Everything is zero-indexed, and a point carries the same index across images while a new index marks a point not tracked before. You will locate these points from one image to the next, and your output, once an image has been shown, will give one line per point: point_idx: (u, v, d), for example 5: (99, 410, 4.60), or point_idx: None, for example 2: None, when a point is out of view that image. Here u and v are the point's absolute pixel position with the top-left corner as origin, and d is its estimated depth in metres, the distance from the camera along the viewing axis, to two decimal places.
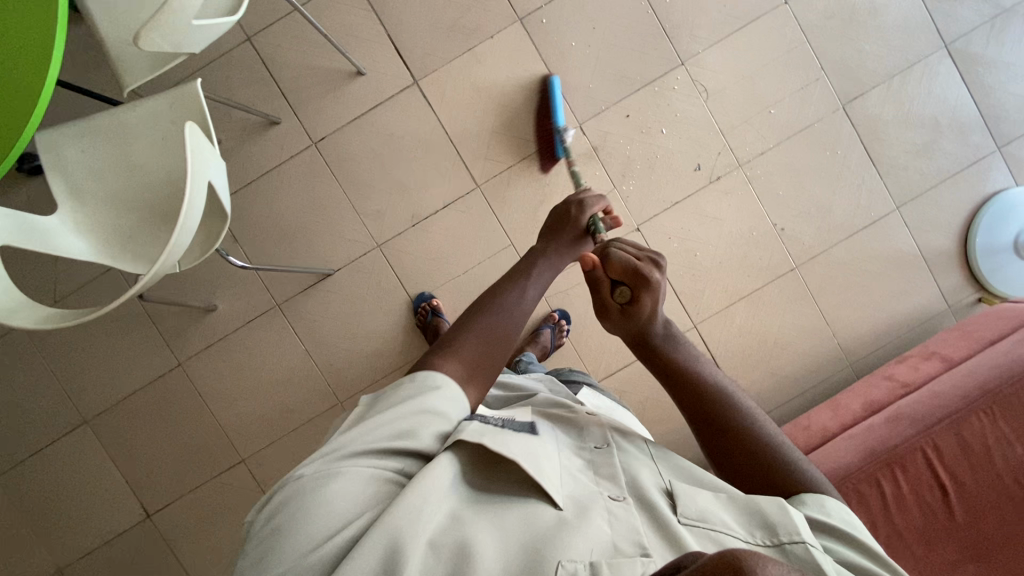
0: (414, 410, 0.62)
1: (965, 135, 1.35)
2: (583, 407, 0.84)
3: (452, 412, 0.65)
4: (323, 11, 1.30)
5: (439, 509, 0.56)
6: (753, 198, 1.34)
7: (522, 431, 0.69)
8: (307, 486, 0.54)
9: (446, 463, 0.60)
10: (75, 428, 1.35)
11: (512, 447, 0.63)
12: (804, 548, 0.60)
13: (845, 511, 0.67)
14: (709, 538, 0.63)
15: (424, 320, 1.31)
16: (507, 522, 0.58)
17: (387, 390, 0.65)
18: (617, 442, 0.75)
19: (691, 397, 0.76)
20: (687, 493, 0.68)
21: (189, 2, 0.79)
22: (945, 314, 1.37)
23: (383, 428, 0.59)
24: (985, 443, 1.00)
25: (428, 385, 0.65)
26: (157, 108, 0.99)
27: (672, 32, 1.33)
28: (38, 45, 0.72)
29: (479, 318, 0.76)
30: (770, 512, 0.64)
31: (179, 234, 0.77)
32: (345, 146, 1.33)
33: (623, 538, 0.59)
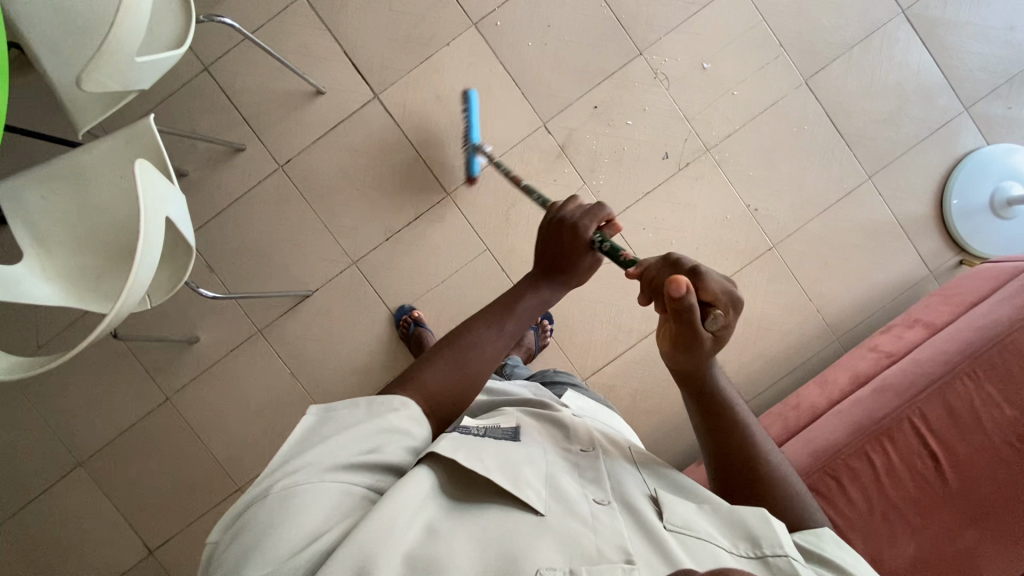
0: (377, 427, 0.60)
1: (930, 99, 1.35)
2: (567, 410, 0.84)
3: (414, 431, 0.64)
4: (276, 34, 1.30)
5: (413, 524, 0.55)
6: (724, 182, 1.34)
7: (503, 439, 0.69)
8: (271, 506, 0.52)
9: (422, 479, 0.59)
10: (69, 472, 1.35)
11: (486, 461, 0.62)
12: (786, 562, 0.59)
13: (835, 539, 0.65)
14: (693, 543, 0.62)
15: (407, 332, 1.30)
16: (487, 535, 0.57)
17: (342, 406, 0.63)
18: (604, 448, 0.75)
19: (718, 426, 0.72)
20: (671, 500, 0.67)
21: (129, 37, 0.78)
22: (928, 279, 1.36)
23: (345, 445, 0.58)
24: (972, 406, 1.00)
25: (387, 404, 0.63)
26: (115, 149, 0.98)
27: (627, 23, 1.32)
28: None
29: (447, 352, 0.72)
30: (752, 523, 0.63)
31: (138, 271, 0.77)
32: (312, 166, 1.32)
33: (607, 543, 0.59)
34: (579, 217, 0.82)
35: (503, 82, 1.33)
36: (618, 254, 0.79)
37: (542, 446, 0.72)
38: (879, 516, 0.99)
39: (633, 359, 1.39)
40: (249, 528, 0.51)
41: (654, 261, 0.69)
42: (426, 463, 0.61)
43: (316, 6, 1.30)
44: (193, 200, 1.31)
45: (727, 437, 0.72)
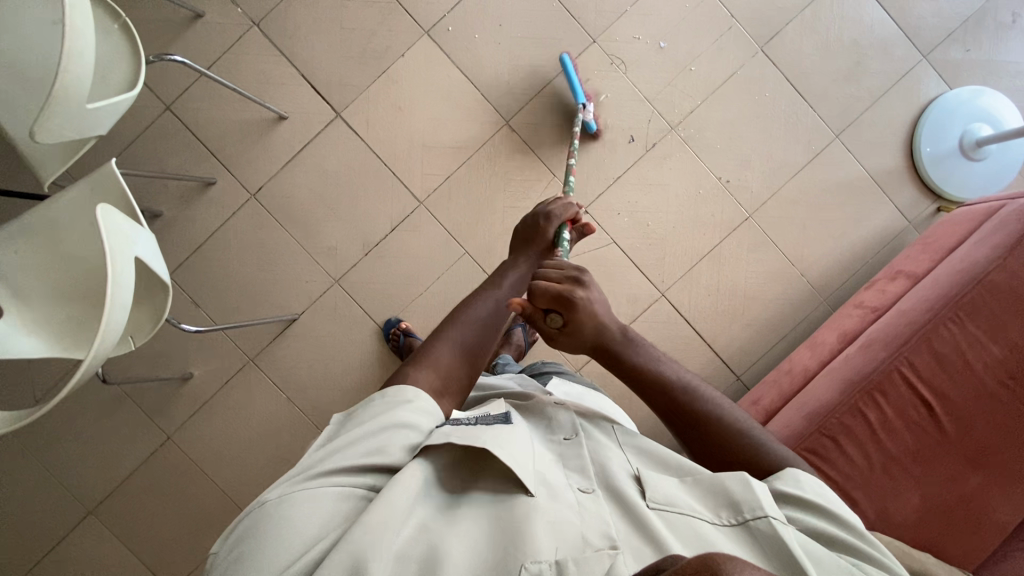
0: (384, 425, 0.61)
1: (888, 51, 1.35)
2: (546, 397, 0.84)
3: (423, 424, 0.64)
4: (232, 66, 1.31)
5: (405, 522, 0.55)
6: (692, 158, 1.34)
7: (496, 423, 0.70)
8: (278, 507, 0.53)
9: (415, 475, 0.58)
10: (81, 520, 1.35)
11: (482, 436, 0.63)
12: (766, 523, 0.60)
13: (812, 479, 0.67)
14: (678, 521, 0.62)
15: (397, 344, 1.31)
16: (470, 532, 0.57)
17: (357, 408, 0.65)
18: (585, 432, 0.75)
19: (659, 396, 0.73)
20: (654, 479, 0.67)
21: (76, 85, 0.80)
22: (908, 230, 1.36)
23: (354, 443, 0.59)
24: (958, 348, 0.99)
25: (397, 399, 0.64)
26: (83, 196, 1.01)
27: (577, 12, 1.33)
28: None
29: (454, 330, 0.75)
30: (733, 489, 0.64)
31: (110, 314, 0.78)
32: (283, 191, 1.33)
33: (591, 528, 0.59)
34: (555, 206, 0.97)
35: (462, 85, 1.33)
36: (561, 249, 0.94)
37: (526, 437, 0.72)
38: (880, 471, 0.99)
39: None
40: (256, 530, 0.53)
41: None
42: (420, 457, 0.61)
43: (268, 33, 1.31)
44: (170, 239, 1.32)
45: (658, 392, 0.73)
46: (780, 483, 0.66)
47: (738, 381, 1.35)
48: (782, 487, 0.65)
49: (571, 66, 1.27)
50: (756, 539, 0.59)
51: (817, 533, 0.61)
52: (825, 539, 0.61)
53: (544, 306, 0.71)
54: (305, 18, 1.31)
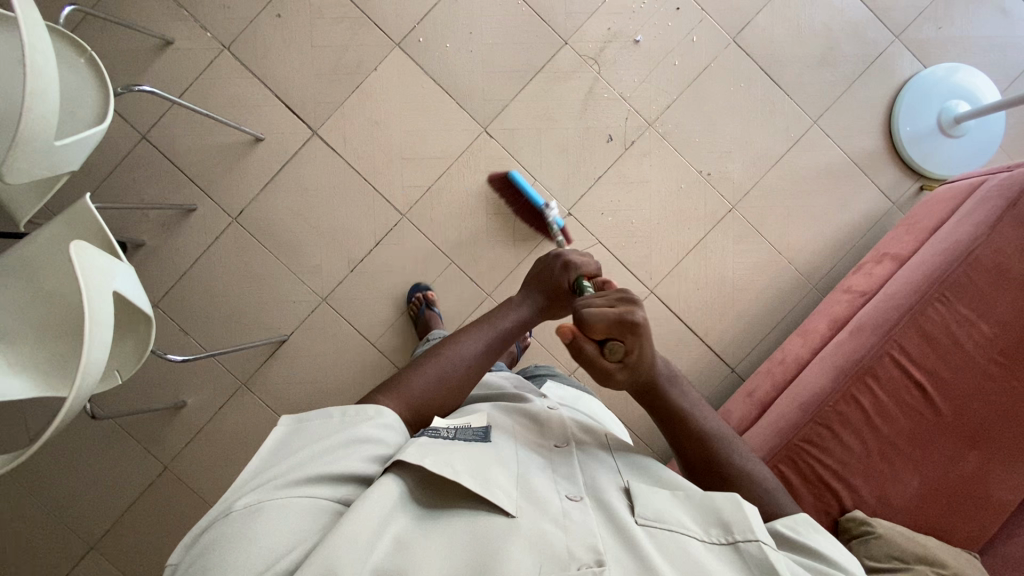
0: (349, 439, 0.63)
1: (860, 33, 1.34)
2: (542, 403, 0.84)
3: (388, 439, 0.66)
4: (204, 91, 1.31)
5: (381, 536, 0.55)
6: (671, 153, 1.34)
7: (474, 440, 0.69)
8: (238, 522, 0.53)
9: (389, 488, 0.59)
10: (82, 557, 1.35)
11: (455, 464, 0.63)
12: (756, 547, 0.60)
13: (811, 523, 0.67)
14: (664, 536, 0.62)
15: (418, 311, 1.30)
16: (451, 549, 0.56)
17: (314, 419, 0.66)
18: (578, 443, 0.76)
19: (680, 432, 0.76)
20: (645, 494, 0.68)
21: (42, 123, 0.79)
22: (892, 211, 1.36)
23: (315, 456, 0.60)
24: (947, 327, 0.99)
25: (362, 413, 0.66)
26: (56, 233, 1.00)
27: (546, 15, 1.32)
28: None
29: (434, 361, 0.76)
30: (724, 509, 0.64)
31: (90, 350, 0.77)
32: (265, 213, 1.33)
33: (577, 542, 0.59)
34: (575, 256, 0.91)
35: (437, 95, 1.33)
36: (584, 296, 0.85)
37: (514, 446, 0.72)
38: (877, 457, 0.98)
39: None
40: (212, 547, 0.52)
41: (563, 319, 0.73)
42: (393, 471, 0.62)
43: (239, 56, 1.31)
44: (154, 268, 1.31)
45: (687, 439, 0.75)
46: (776, 524, 0.67)
47: (732, 374, 1.35)
48: (777, 527, 0.66)
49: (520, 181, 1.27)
50: (743, 560, 0.60)
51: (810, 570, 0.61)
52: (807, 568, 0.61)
53: (601, 338, 0.66)
54: (275, 39, 1.31)
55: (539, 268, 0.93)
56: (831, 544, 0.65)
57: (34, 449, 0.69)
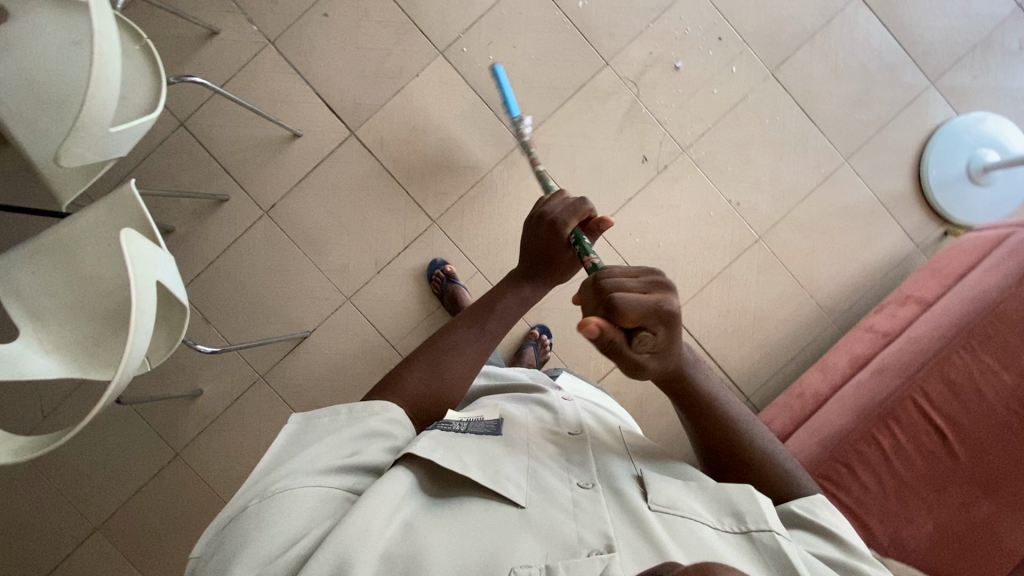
0: (357, 433, 0.64)
1: (896, 76, 1.36)
2: (555, 396, 0.87)
3: (395, 431, 0.67)
4: (247, 84, 1.31)
5: (390, 523, 0.57)
6: (703, 179, 1.35)
7: (485, 433, 0.72)
8: (255, 512, 0.56)
9: (399, 480, 0.61)
10: (85, 538, 1.35)
11: (465, 459, 0.65)
12: (769, 536, 0.63)
13: (823, 506, 0.70)
14: (677, 522, 0.65)
15: (440, 288, 1.30)
16: (462, 534, 0.59)
17: (321, 415, 0.68)
18: (590, 431, 0.78)
19: (708, 422, 0.73)
20: (658, 482, 0.70)
21: (100, 110, 0.80)
22: (916, 254, 1.37)
23: (326, 448, 0.62)
24: (970, 376, 1.00)
25: (368, 408, 0.68)
26: (99, 218, 1.00)
27: (590, 35, 1.34)
28: None
29: (427, 356, 0.77)
30: (738, 499, 0.67)
31: (135, 336, 0.78)
32: (295, 209, 1.33)
33: (588, 529, 0.62)
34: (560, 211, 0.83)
35: (476, 106, 1.34)
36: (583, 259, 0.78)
37: (525, 438, 0.74)
38: (892, 497, 0.99)
39: None
40: (231, 538, 0.55)
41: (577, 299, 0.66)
42: (403, 463, 0.63)
43: (283, 51, 1.32)
44: (182, 255, 1.32)
45: (712, 428, 0.73)
46: (791, 504, 0.70)
47: (747, 403, 1.36)
48: (794, 509, 0.69)
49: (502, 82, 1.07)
50: (756, 549, 0.63)
51: (825, 555, 0.64)
52: (818, 553, 0.65)
53: (628, 327, 0.61)
54: (320, 37, 1.32)
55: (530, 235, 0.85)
56: (842, 524, 0.68)
57: (74, 433, 0.69)
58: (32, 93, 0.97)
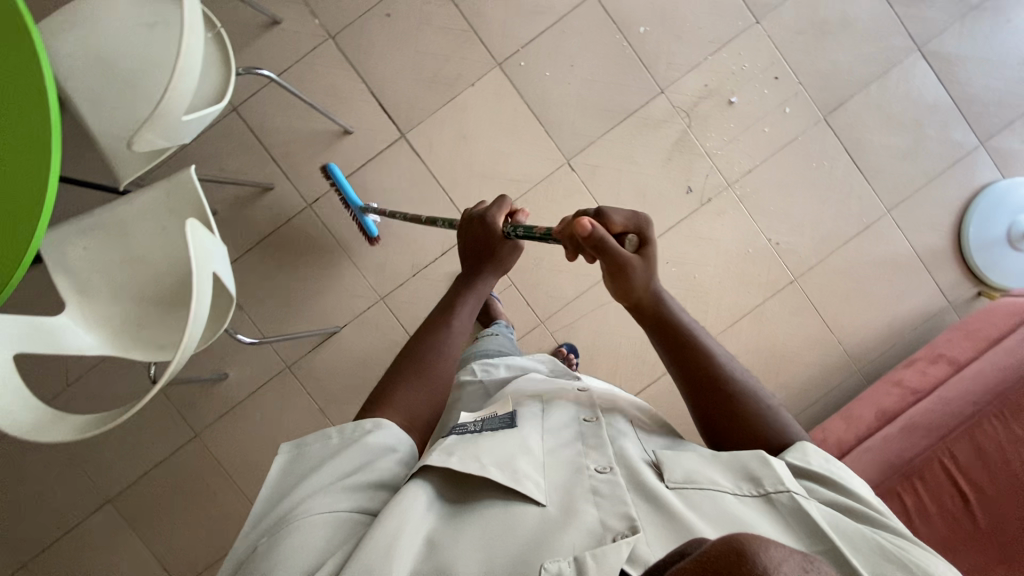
0: (356, 456, 0.65)
1: (947, 133, 1.37)
2: (573, 386, 0.89)
3: (393, 445, 0.68)
4: (303, 76, 1.32)
5: (415, 537, 0.58)
6: (745, 216, 1.36)
7: (501, 428, 0.74)
8: (267, 553, 0.55)
9: (419, 494, 0.62)
10: (100, 506, 1.37)
11: (483, 458, 0.66)
12: (788, 496, 0.62)
13: (822, 454, 0.70)
14: (696, 496, 0.65)
15: None
16: (486, 536, 0.59)
17: (312, 441, 0.67)
18: (606, 418, 0.79)
19: (692, 365, 0.76)
20: (672, 458, 0.70)
21: (175, 100, 0.80)
22: (947, 310, 1.38)
23: (326, 473, 0.62)
24: (999, 445, 1.00)
25: (361, 428, 0.68)
26: (153, 201, 1.00)
27: (649, 62, 1.34)
28: (39, 160, 0.77)
29: (411, 365, 0.78)
30: (753, 465, 0.66)
31: (193, 326, 0.80)
32: (339, 205, 1.34)
33: (609, 512, 0.61)
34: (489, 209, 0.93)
35: (528, 120, 1.34)
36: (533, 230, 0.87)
37: (542, 429, 0.76)
38: None
39: (656, 394, 1.40)
40: None
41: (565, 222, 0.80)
42: (420, 477, 0.65)
43: (342, 47, 1.32)
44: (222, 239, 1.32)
45: (705, 381, 0.75)
46: (787, 457, 0.69)
47: None
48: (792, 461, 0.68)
49: (339, 178, 1.24)
50: (777, 510, 0.62)
51: (842, 506, 0.63)
52: (838, 506, 0.63)
53: (618, 232, 0.76)
54: (381, 37, 1.32)
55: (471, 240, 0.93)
56: (850, 476, 0.68)
57: (132, 412, 0.73)
58: (102, 69, 0.97)
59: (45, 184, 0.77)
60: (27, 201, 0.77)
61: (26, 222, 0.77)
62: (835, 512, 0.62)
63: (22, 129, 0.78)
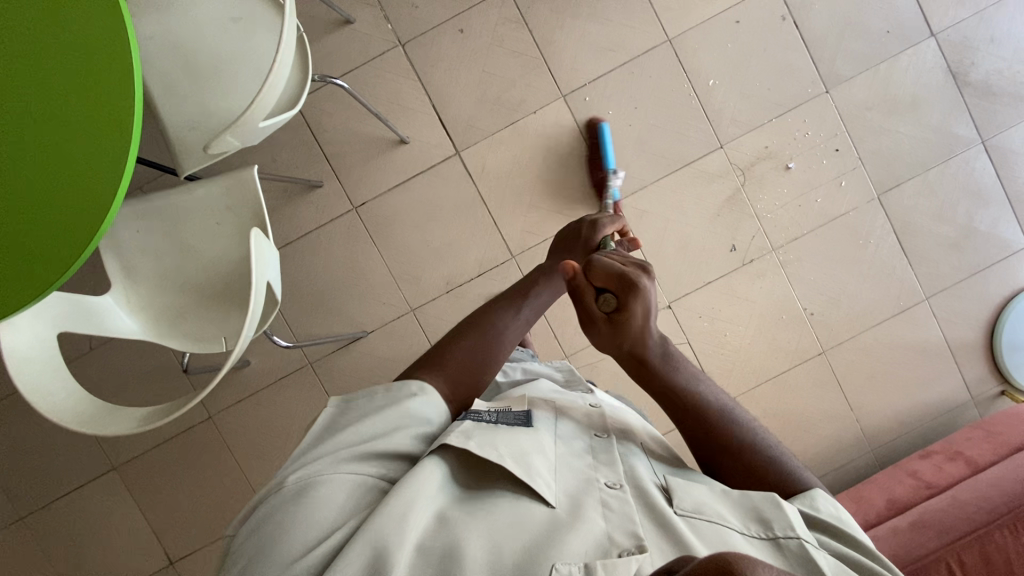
0: (394, 417, 0.65)
1: (998, 230, 1.36)
2: (586, 399, 0.83)
3: (429, 417, 0.68)
4: (368, 80, 1.31)
5: (425, 513, 0.57)
6: (785, 282, 1.36)
7: (516, 424, 0.70)
8: (294, 494, 0.56)
9: (433, 472, 0.61)
10: (107, 472, 1.38)
11: (500, 448, 0.64)
12: (797, 544, 0.59)
13: (830, 500, 0.67)
14: (704, 527, 0.62)
15: None
16: (495, 525, 0.57)
17: (359, 396, 0.69)
18: (619, 438, 0.75)
19: (695, 415, 0.74)
20: (682, 487, 0.67)
21: (263, 104, 0.80)
22: (968, 405, 1.38)
23: (361, 430, 0.63)
24: (1007, 558, 1.01)
25: (405, 391, 0.68)
26: (212, 196, 1.00)
27: (713, 116, 1.33)
28: (120, 139, 0.77)
29: (471, 334, 0.79)
30: (763, 506, 0.64)
31: (243, 338, 0.80)
32: (384, 211, 1.34)
33: (617, 528, 0.59)
34: (603, 217, 0.94)
35: (584, 155, 1.34)
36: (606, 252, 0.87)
37: (555, 431, 0.72)
38: None
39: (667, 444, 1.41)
40: (270, 516, 0.55)
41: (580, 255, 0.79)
42: (436, 454, 0.63)
43: (410, 56, 1.31)
44: None
45: (699, 416, 0.74)
46: (796, 504, 0.66)
47: None
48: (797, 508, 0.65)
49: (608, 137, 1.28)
50: (785, 556, 0.59)
51: (851, 560, 0.60)
52: (847, 561, 0.60)
53: (599, 285, 0.71)
54: (451, 52, 1.32)
55: (565, 233, 0.95)
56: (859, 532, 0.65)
57: (178, 414, 0.76)
58: (178, 51, 0.97)
59: (126, 150, 0.76)
60: (103, 179, 0.77)
61: (100, 201, 0.76)
62: (844, 566, 0.59)
63: (107, 94, 0.77)
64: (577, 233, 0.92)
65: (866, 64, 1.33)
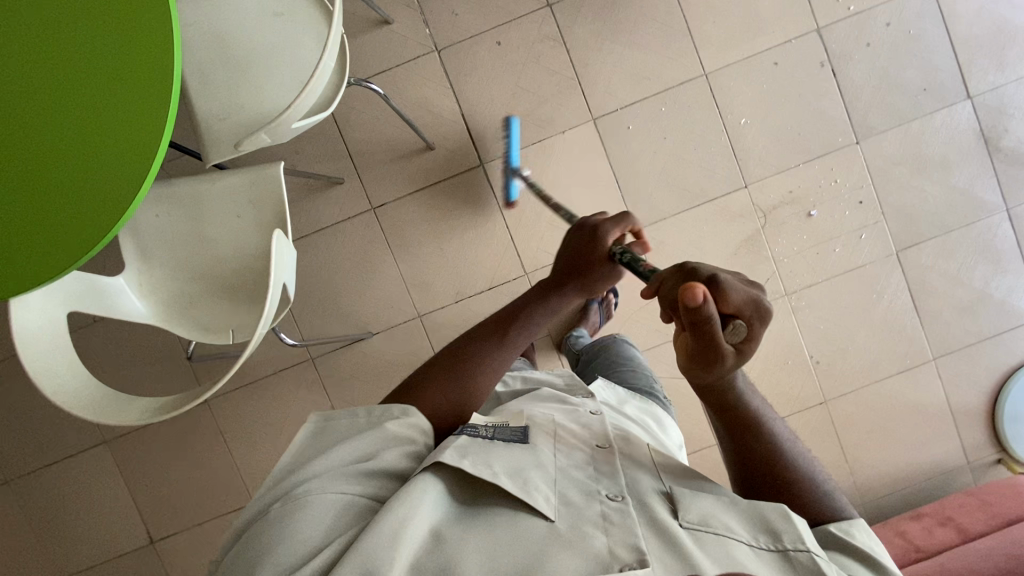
0: (376, 438, 0.63)
1: (1012, 299, 1.36)
2: (586, 406, 0.80)
3: (415, 437, 0.66)
4: (401, 82, 1.31)
5: (419, 528, 0.55)
6: (794, 328, 1.35)
7: (512, 441, 0.68)
8: (276, 519, 0.55)
9: (426, 489, 0.59)
10: (97, 444, 1.38)
11: (494, 466, 0.62)
12: (808, 557, 0.58)
13: (862, 528, 0.65)
14: (711, 540, 0.60)
15: None
16: (491, 542, 0.56)
17: (339, 416, 0.67)
18: (620, 444, 0.72)
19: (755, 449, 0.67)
20: (688, 495, 0.65)
21: (301, 104, 0.80)
22: (963, 469, 1.38)
23: (343, 453, 0.61)
24: None
25: (387, 412, 0.67)
26: (235, 186, 1.00)
27: (741, 155, 1.33)
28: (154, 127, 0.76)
29: (450, 366, 0.75)
30: (773, 517, 0.62)
31: (255, 339, 0.80)
32: (401, 214, 1.33)
33: (619, 543, 0.57)
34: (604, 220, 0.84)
35: (608, 180, 1.33)
36: (636, 264, 0.77)
37: (555, 443, 0.70)
38: None
39: None
40: (253, 542, 0.54)
41: (665, 273, 0.60)
42: (430, 471, 0.61)
43: (445, 62, 1.31)
44: None
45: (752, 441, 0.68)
46: (827, 525, 0.64)
47: None
48: (828, 529, 0.64)
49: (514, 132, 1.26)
50: (795, 570, 0.58)
51: None
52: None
53: (727, 310, 0.55)
54: (486, 62, 1.31)
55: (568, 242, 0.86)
56: (879, 549, 0.63)
57: (182, 411, 0.75)
58: (217, 35, 0.96)
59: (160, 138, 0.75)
60: (133, 166, 0.76)
61: (127, 187, 0.75)
62: None
63: (145, 79, 0.76)
64: (576, 246, 0.84)
65: (899, 119, 1.33)
